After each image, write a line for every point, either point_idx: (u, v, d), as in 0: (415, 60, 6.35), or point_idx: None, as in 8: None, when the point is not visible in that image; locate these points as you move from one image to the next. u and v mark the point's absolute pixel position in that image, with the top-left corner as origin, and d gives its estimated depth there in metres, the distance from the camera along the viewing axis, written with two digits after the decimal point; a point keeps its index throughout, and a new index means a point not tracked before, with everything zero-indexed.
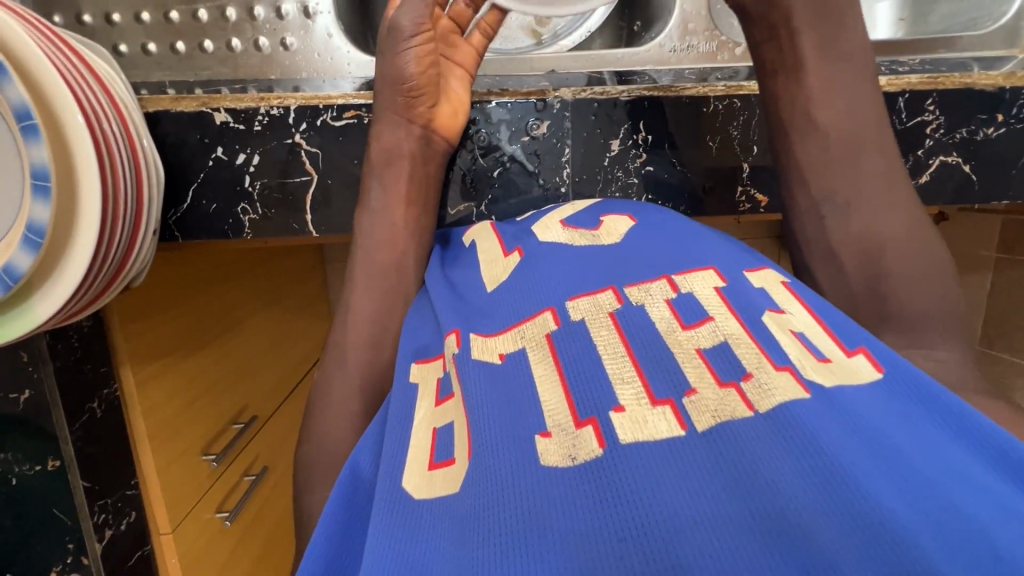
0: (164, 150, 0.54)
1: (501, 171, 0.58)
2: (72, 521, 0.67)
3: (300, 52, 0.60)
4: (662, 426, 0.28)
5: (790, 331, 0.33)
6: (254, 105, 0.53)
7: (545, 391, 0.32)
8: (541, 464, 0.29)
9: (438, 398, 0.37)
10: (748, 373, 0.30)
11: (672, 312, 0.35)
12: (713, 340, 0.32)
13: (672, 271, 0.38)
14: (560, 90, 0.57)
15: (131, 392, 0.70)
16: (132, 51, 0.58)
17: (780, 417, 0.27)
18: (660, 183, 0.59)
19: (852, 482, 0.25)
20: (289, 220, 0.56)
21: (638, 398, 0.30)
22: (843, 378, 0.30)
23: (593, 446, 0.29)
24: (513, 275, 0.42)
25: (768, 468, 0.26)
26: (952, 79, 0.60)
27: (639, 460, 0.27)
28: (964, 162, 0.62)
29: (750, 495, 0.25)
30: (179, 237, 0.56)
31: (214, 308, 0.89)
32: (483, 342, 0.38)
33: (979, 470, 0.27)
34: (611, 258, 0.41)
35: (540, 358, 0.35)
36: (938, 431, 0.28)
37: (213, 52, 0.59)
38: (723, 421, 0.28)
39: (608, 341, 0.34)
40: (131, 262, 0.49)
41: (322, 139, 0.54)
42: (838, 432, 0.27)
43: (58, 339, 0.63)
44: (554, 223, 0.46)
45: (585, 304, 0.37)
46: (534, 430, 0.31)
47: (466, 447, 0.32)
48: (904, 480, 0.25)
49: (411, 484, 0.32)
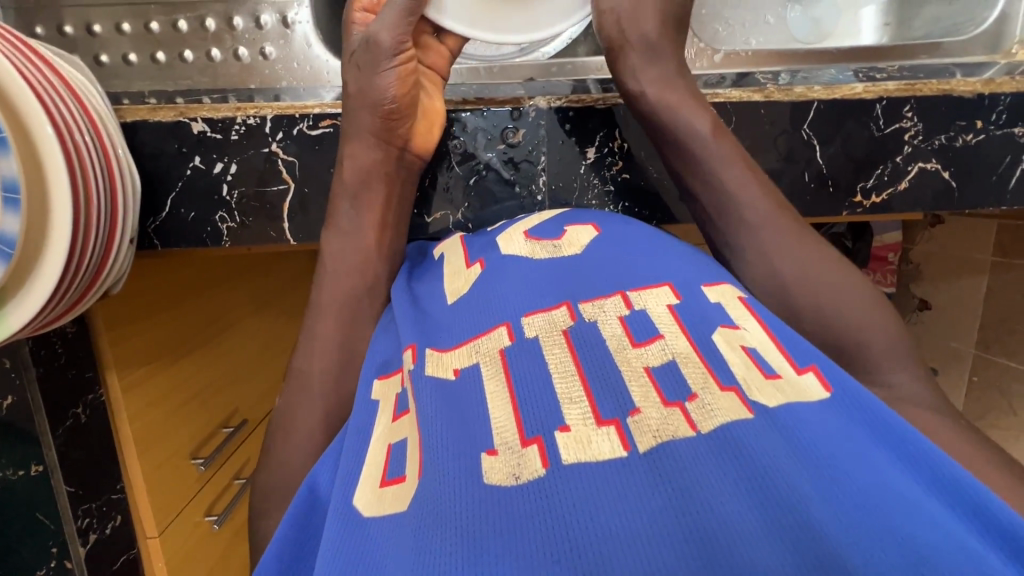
0: (143, 159, 0.54)
1: (476, 179, 0.59)
2: (55, 525, 0.68)
3: (280, 62, 0.60)
4: (604, 446, 0.29)
5: (740, 347, 0.34)
6: (231, 115, 0.54)
7: (495, 408, 0.33)
8: (484, 482, 0.29)
9: (395, 413, 0.37)
10: (693, 394, 0.30)
11: (624, 329, 0.35)
12: (662, 358, 0.33)
13: (628, 286, 0.38)
14: (535, 98, 0.57)
15: (116, 398, 0.71)
16: (114, 61, 0.59)
17: (722, 438, 0.28)
18: (635, 190, 0.59)
19: (789, 503, 0.25)
20: (267, 228, 0.57)
21: (584, 418, 0.30)
22: (792, 395, 0.31)
23: (536, 465, 0.29)
24: (475, 286, 0.42)
25: (706, 488, 0.26)
26: (929, 86, 0.60)
27: (581, 480, 0.27)
28: (943, 168, 0.62)
29: (689, 516, 0.25)
30: (158, 245, 0.57)
31: (204, 313, 0.90)
32: (438, 358, 0.38)
33: (915, 488, 0.27)
34: (574, 269, 0.41)
35: (493, 374, 0.35)
36: (878, 449, 0.29)
37: (193, 62, 0.60)
38: (665, 441, 0.28)
39: (559, 359, 0.34)
40: (106, 271, 0.49)
41: (298, 147, 0.55)
42: (778, 452, 0.27)
43: (42, 345, 0.64)
44: (518, 234, 0.46)
45: (540, 321, 0.37)
46: (481, 447, 0.31)
47: (418, 465, 0.33)
48: (841, 501, 0.25)
49: (361, 501, 0.32)
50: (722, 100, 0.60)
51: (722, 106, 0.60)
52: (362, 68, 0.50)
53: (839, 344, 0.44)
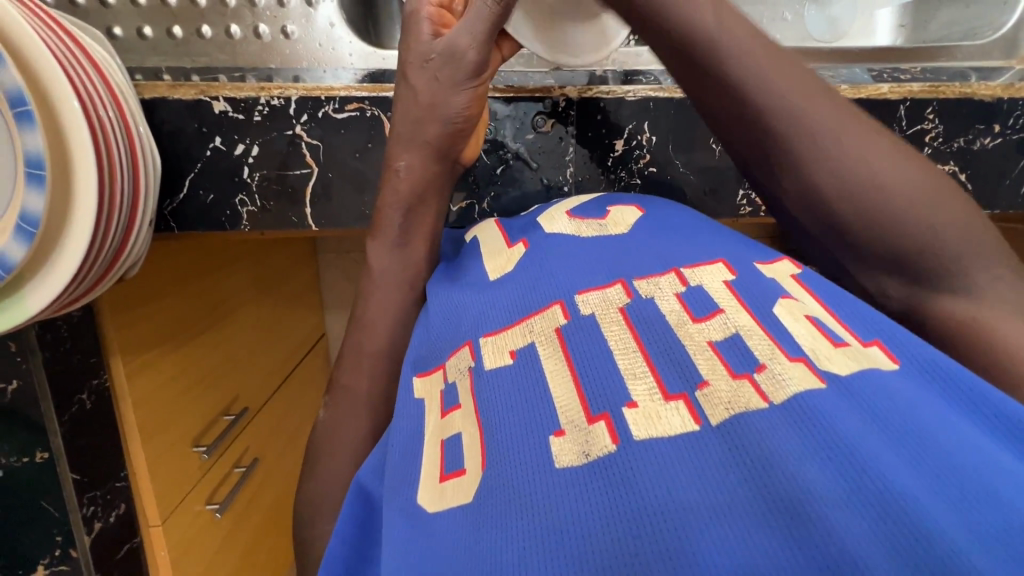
0: (160, 138, 0.52)
1: (504, 168, 0.58)
2: (60, 513, 0.66)
3: (301, 41, 0.59)
4: (675, 421, 0.29)
5: (804, 316, 0.33)
6: (254, 95, 0.52)
7: (557, 387, 0.33)
8: (557, 466, 0.29)
9: (444, 409, 0.37)
10: (760, 364, 0.30)
11: (682, 305, 0.35)
12: (725, 332, 0.32)
13: (681, 264, 0.38)
14: (566, 88, 0.56)
15: (121, 385, 0.69)
16: (127, 34, 0.56)
17: (797, 408, 0.27)
18: (661, 183, 0.59)
19: (875, 473, 0.25)
20: (288, 212, 0.55)
21: (651, 393, 0.30)
22: (857, 364, 0.30)
23: (606, 442, 0.29)
24: (520, 263, 0.43)
25: (786, 458, 0.26)
26: (952, 88, 0.61)
27: (654, 456, 0.27)
28: (959, 170, 0.63)
29: (769, 486, 0.25)
30: (174, 228, 0.55)
31: (205, 299, 0.88)
32: (494, 343, 0.38)
33: (1001, 453, 0.27)
34: (620, 253, 0.41)
35: (551, 354, 0.35)
36: (958, 416, 0.28)
37: (211, 38, 0.58)
38: (737, 414, 0.28)
39: (619, 337, 0.34)
40: (127, 252, 0.48)
41: (323, 130, 0.53)
42: (856, 423, 0.27)
43: (47, 330, 0.62)
44: (560, 214, 0.47)
45: (594, 299, 0.37)
46: (549, 431, 0.31)
47: (478, 457, 0.32)
48: (925, 471, 0.25)
49: (425, 499, 0.32)
50: None
51: None
52: (440, 81, 0.50)
53: None
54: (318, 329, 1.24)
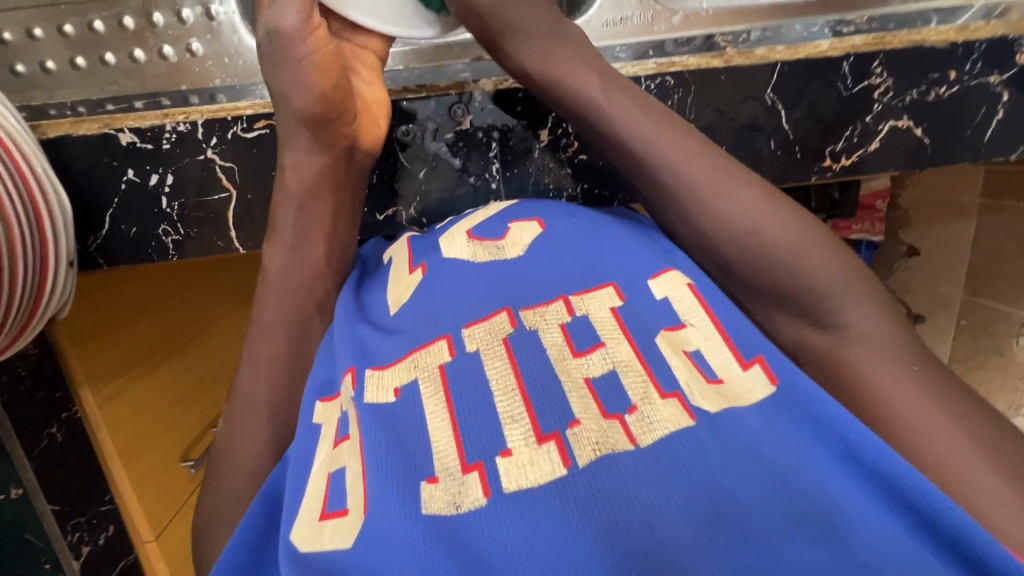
0: (71, 177, 0.52)
1: (427, 171, 0.56)
2: (43, 542, 0.69)
3: (209, 58, 0.57)
4: (545, 466, 0.29)
5: (682, 351, 0.34)
6: (158, 123, 0.51)
7: (436, 432, 0.32)
8: (423, 512, 0.29)
9: (336, 439, 0.37)
10: (633, 406, 0.31)
11: (565, 339, 0.35)
12: (603, 369, 0.33)
13: (570, 291, 0.38)
14: (481, 81, 0.54)
15: (94, 415, 0.70)
16: (31, 70, 0.55)
17: (661, 450, 0.28)
18: (593, 171, 0.57)
19: (731, 513, 0.26)
20: (213, 238, 0.55)
21: (526, 439, 0.30)
22: (733, 399, 0.31)
23: (478, 495, 0.29)
24: (415, 294, 0.42)
25: (650, 501, 0.27)
26: (899, 38, 0.57)
27: (524, 510, 0.28)
28: (915, 125, 0.59)
29: (633, 530, 0.26)
30: (103, 264, 0.55)
31: (178, 316, 0.87)
32: (379, 378, 0.37)
33: (849, 489, 0.28)
34: (510, 278, 0.40)
35: (432, 392, 0.34)
36: (820, 454, 0.30)
37: (116, 65, 0.56)
38: (603, 454, 0.28)
39: (500, 373, 0.34)
40: (46, 299, 0.48)
41: (235, 152, 0.52)
42: (719, 461, 0.28)
43: (5, 371, 0.63)
44: (460, 234, 0.44)
45: (481, 331, 0.36)
46: (422, 476, 0.31)
47: (360, 500, 0.32)
48: (783, 507, 0.26)
49: (299, 535, 0.32)
50: (679, 67, 0.57)
51: (680, 75, 0.57)
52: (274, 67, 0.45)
53: (804, 326, 0.42)
54: None
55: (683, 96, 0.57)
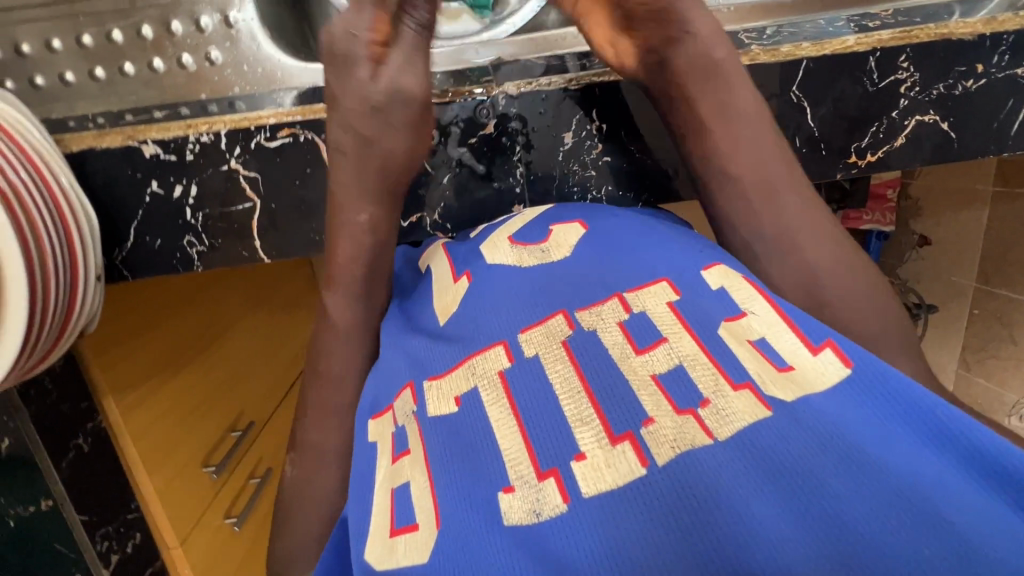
0: (96, 190, 0.51)
1: (452, 177, 0.55)
2: (75, 554, 0.69)
3: (229, 66, 0.56)
4: (622, 467, 0.28)
5: (747, 341, 0.32)
6: (182, 134, 0.51)
7: (504, 439, 0.32)
8: (505, 525, 0.28)
9: (394, 455, 0.37)
10: (705, 399, 0.29)
11: (625, 335, 0.34)
12: (669, 364, 0.32)
13: (624, 288, 0.37)
14: (504, 85, 0.54)
15: (117, 423, 0.71)
16: (50, 82, 0.55)
17: (738, 443, 0.27)
18: (618, 172, 0.56)
19: (820, 503, 0.24)
20: (238, 248, 0.54)
21: (599, 441, 0.29)
22: (808, 386, 0.29)
23: (558, 501, 0.28)
24: (463, 302, 0.42)
25: (734, 493, 0.25)
26: (926, 31, 0.56)
27: (605, 512, 0.27)
28: (942, 120, 0.58)
29: (718, 524, 0.25)
30: (128, 276, 0.55)
31: (194, 321, 0.86)
32: (438, 389, 0.37)
33: (950, 477, 0.26)
34: (558, 279, 0.39)
35: (494, 399, 0.34)
36: (911, 440, 0.27)
37: (135, 75, 0.55)
38: (684, 451, 0.27)
39: (563, 376, 0.33)
40: (76, 313, 0.48)
41: (259, 162, 0.52)
42: (802, 450, 0.26)
43: (31, 384, 0.62)
44: (502, 240, 0.45)
45: (538, 335, 0.36)
46: (497, 486, 0.30)
47: (431, 515, 0.31)
48: (878, 495, 0.24)
49: (373, 554, 0.32)
50: None
51: None
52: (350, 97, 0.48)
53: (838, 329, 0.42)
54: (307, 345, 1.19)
55: None
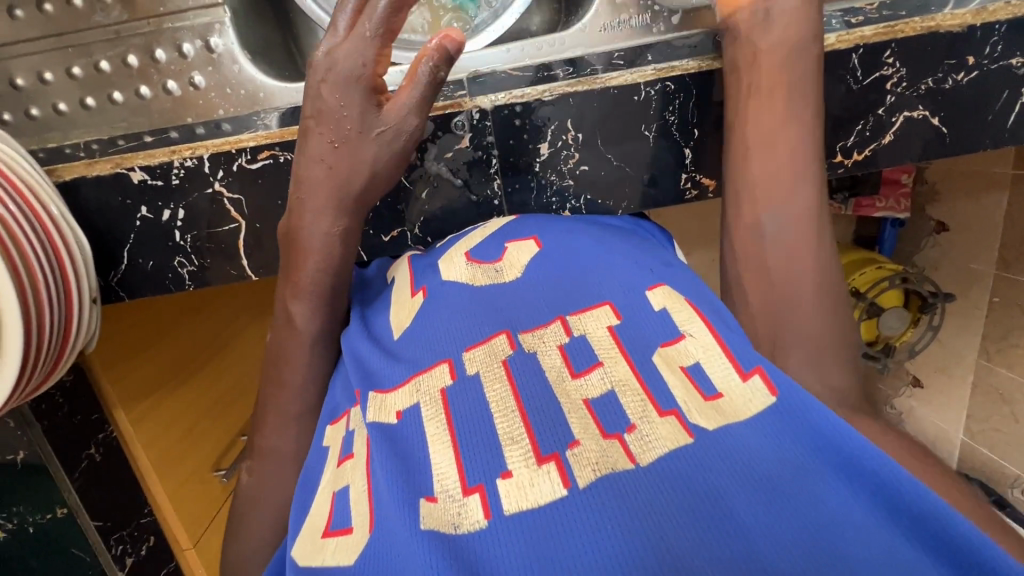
0: (90, 217, 0.54)
1: (430, 191, 0.56)
2: (91, 556, 0.75)
3: (212, 90, 0.58)
4: (545, 488, 0.29)
5: (679, 366, 0.33)
6: (167, 160, 0.53)
7: (436, 453, 0.33)
8: (422, 527, 0.29)
9: (341, 457, 0.39)
10: (632, 425, 0.30)
11: (563, 359, 0.35)
12: (602, 389, 0.32)
13: (568, 310, 0.38)
14: (478, 98, 0.54)
15: (128, 433, 0.73)
16: (45, 113, 0.57)
17: (660, 470, 0.27)
18: (597, 181, 0.57)
19: (734, 537, 0.24)
20: (227, 267, 0.56)
21: (526, 460, 0.30)
22: (730, 415, 0.29)
23: (478, 517, 0.29)
24: (416, 318, 0.42)
25: (646, 520, 0.26)
26: (912, 25, 0.54)
27: (525, 530, 0.27)
28: (932, 115, 0.57)
29: (631, 549, 0.25)
30: (125, 296, 0.57)
31: (203, 333, 0.89)
32: (381, 400, 0.38)
33: (871, 524, 0.25)
34: (504, 299, 0.40)
35: (433, 415, 0.35)
36: (829, 475, 0.27)
37: (124, 103, 0.57)
38: (604, 474, 0.28)
39: (500, 397, 0.34)
40: (74, 336, 0.50)
41: (242, 184, 0.54)
42: (723, 481, 0.26)
43: (42, 400, 0.67)
44: (458, 256, 0.45)
45: (480, 355, 0.37)
46: (422, 494, 0.31)
47: (362, 519, 0.33)
48: (783, 534, 0.24)
49: (300, 551, 0.34)
50: (680, 71, 0.54)
51: (681, 79, 0.54)
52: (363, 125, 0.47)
53: None
54: None
55: (685, 100, 0.54)
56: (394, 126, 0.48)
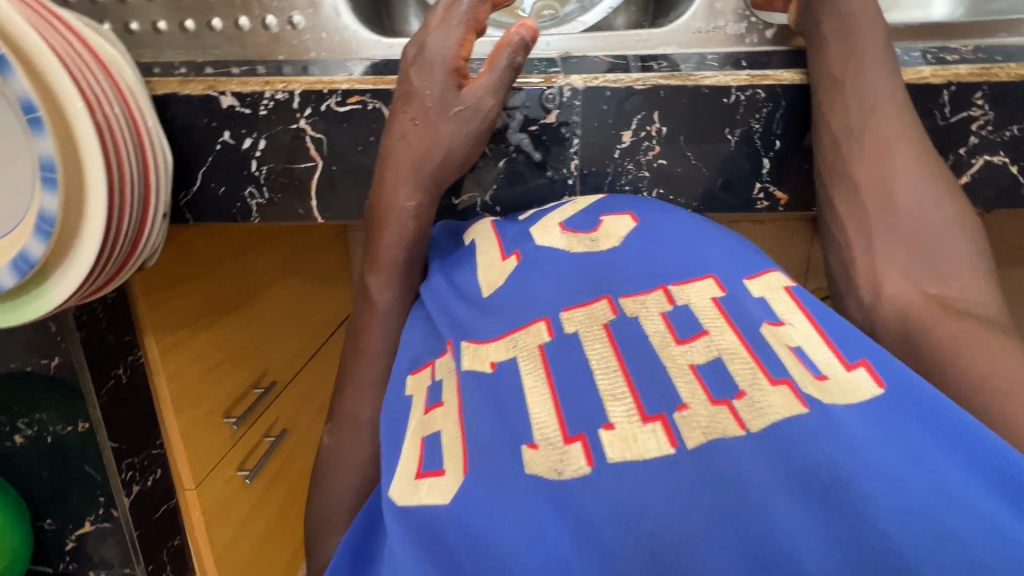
0: (174, 133, 0.54)
1: (507, 162, 0.56)
2: (100, 476, 0.72)
3: (308, 32, 0.59)
4: (651, 444, 0.29)
5: (787, 345, 0.33)
6: (259, 89, 0.53)
7: (536, 404, 0.33)
8: (527, 472, 0.30)
9: (427, 406, 0.39)
10: (742, 391, 0.30)
11: (667, 326, 0.35)
12: (708, 356, 0.33)
13: (670, 281, 0.39)
14: (572, 76, 0.54)
15: (155, 359, 0.73)
16: (143, 29, 0.58)
17: (769, 436, 0.27)
18: (672, 176, 0.57)
19: (847, 504, 0.24)
20: (295, 205, 0.57)
21: (629, 416, 0.31)
22: (842, 395, 0.30)
23: (582, 463, 0.29)
24: (511, 279, 0.43)
25: (752, 483, 0.26)
26: (1008, 70, 0.54)
27: (628, 480, 0.27)
28: (1011, 163, 0.57)
29: (737, 506, 0.25)
30: (190, 219, 0.58)
31: (235, 279, 0.91)
32: (475, 350, 0.39)
33: (990, 503, 0.25)
34: (607, 265, 0.41)
35: (530, 369, 0.36)
36: (943, 456, 0.27)
37: (221, 31, 0.58)
38: (714, 438, 0.28)
39: (601, 355, 0.35)
40: (141, 247, 0.51)
41: (326, 124, 0.54)
42: (836, 451, 0.26)
43: (83, 312, 0.66)
44: (553, 226, 0.46)
45: (579, 316, 0.37)
46: (522, 441, 0.31)
47: (460, 460, 0.33)
48: (902, 505, 0.24)
49: (396, 490, 0.33)
50: (772, 81, 0.54)
51: (772, 88, 0.54)
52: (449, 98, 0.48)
53: None
54: (334, 319, 1.26)
55: (772, 110, 0.55)
56: (471, 106, 0.49)
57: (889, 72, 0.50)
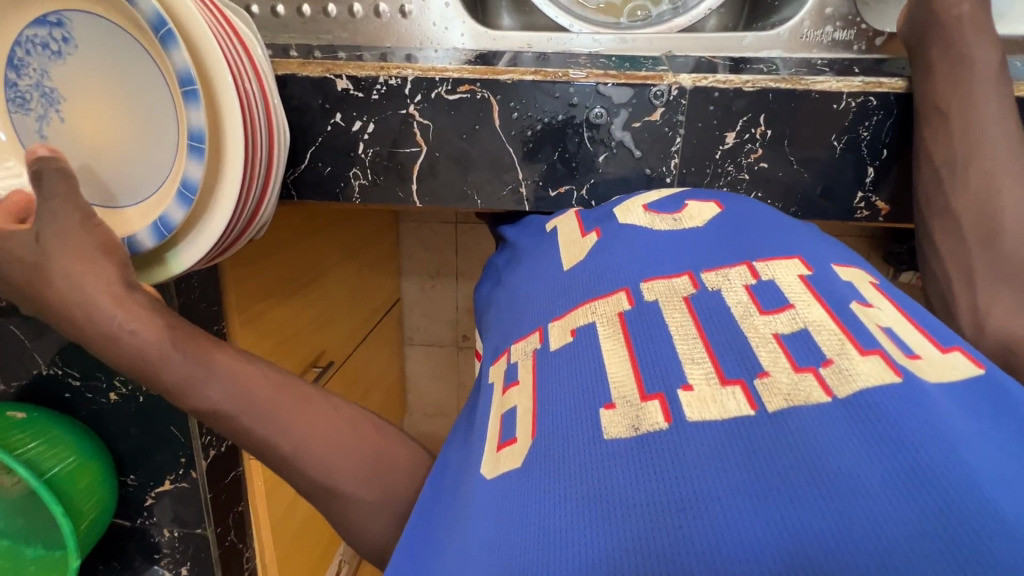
0: (289, 112, 0.56)
1: (607, 156, 0.57)
2: (184, 438, 0.73)
3: (417, 21, 0.61)
4: (730, 404, 0.29)
5: (878, 325, 0.32)
6: (374, 74, 0.55)
7: (613, 363, 0.34)
8: (605, 434, 0.30)
9: (505, 385, 0.39)
10: (827, 359, 0.30)
11: (750, 296, 0.35)
12: (792, 327, 0.32)
13: (755, 257, 0.38)
14: (680, 76, 0.54)
15: (236, 329, 0.76)
16: (263, 12, 0.61)
17: (856, 405, 0.27)
18: (772, 180, 0.57)
19: (933, 477, 0.24)
20: (396, 188, 0.59)
21: (707, 378, 0.31)
22: (936, 374, 0.29)
23: (658, 419, 0.29)
24: (591, 253, 0.44)
25: (831, 448, 0.25)
26: None
27: (704, 439, 0.27)
28: None
29: (814, 472, 0.25)
30: (295, 195, 0.60)
31: (306, 257, 0.94)
32: (561, 326, 0.39)
33: None
34: (700, 243, 0.41)
35: (610, 334, 0.36)
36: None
37: (335, 17, 0.61)
38: (796, 404, 0.28)
39: (680, 322, 0.34)
40: (255, 225, 0.54)
41: (435, 111, 0.55)
42: (922, 423, 0.26)
43: (182, 279, 0.67)
44: (636, 207, 0.48)
45: (660, 286, 0.37)
46: (599, 402, 0.32)
47: (529, 426, 0.34)
48: (989, 483, 0.23)
49: (485, 467, 0.34)
50: (886, 89, 0.53)
51: (885, 96, 0.53)
52: None
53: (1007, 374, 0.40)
54: (384, 306, 1.28)
55: (884, 119, 0.54)
56: None
57: (1005, 88, 0.50)
